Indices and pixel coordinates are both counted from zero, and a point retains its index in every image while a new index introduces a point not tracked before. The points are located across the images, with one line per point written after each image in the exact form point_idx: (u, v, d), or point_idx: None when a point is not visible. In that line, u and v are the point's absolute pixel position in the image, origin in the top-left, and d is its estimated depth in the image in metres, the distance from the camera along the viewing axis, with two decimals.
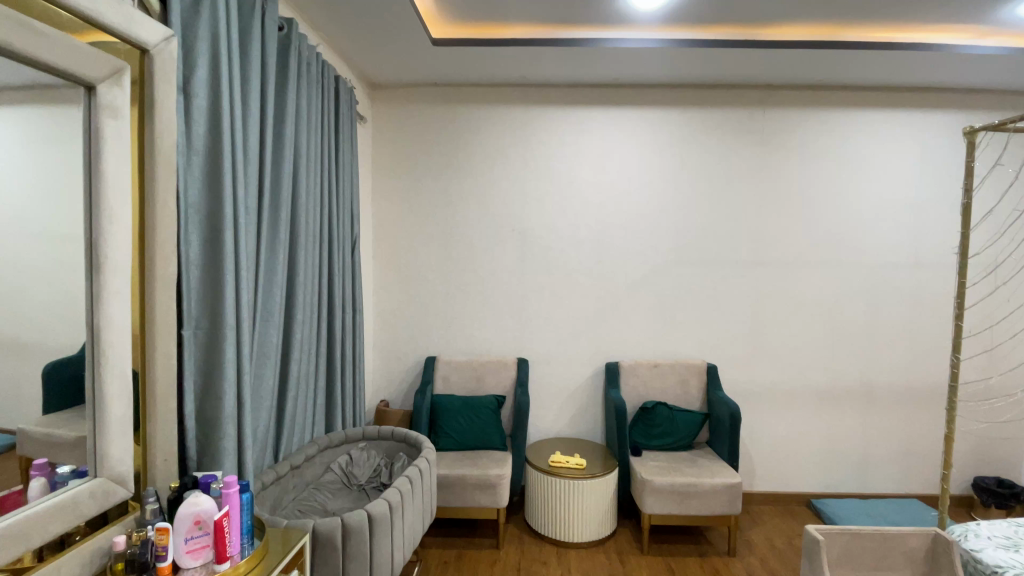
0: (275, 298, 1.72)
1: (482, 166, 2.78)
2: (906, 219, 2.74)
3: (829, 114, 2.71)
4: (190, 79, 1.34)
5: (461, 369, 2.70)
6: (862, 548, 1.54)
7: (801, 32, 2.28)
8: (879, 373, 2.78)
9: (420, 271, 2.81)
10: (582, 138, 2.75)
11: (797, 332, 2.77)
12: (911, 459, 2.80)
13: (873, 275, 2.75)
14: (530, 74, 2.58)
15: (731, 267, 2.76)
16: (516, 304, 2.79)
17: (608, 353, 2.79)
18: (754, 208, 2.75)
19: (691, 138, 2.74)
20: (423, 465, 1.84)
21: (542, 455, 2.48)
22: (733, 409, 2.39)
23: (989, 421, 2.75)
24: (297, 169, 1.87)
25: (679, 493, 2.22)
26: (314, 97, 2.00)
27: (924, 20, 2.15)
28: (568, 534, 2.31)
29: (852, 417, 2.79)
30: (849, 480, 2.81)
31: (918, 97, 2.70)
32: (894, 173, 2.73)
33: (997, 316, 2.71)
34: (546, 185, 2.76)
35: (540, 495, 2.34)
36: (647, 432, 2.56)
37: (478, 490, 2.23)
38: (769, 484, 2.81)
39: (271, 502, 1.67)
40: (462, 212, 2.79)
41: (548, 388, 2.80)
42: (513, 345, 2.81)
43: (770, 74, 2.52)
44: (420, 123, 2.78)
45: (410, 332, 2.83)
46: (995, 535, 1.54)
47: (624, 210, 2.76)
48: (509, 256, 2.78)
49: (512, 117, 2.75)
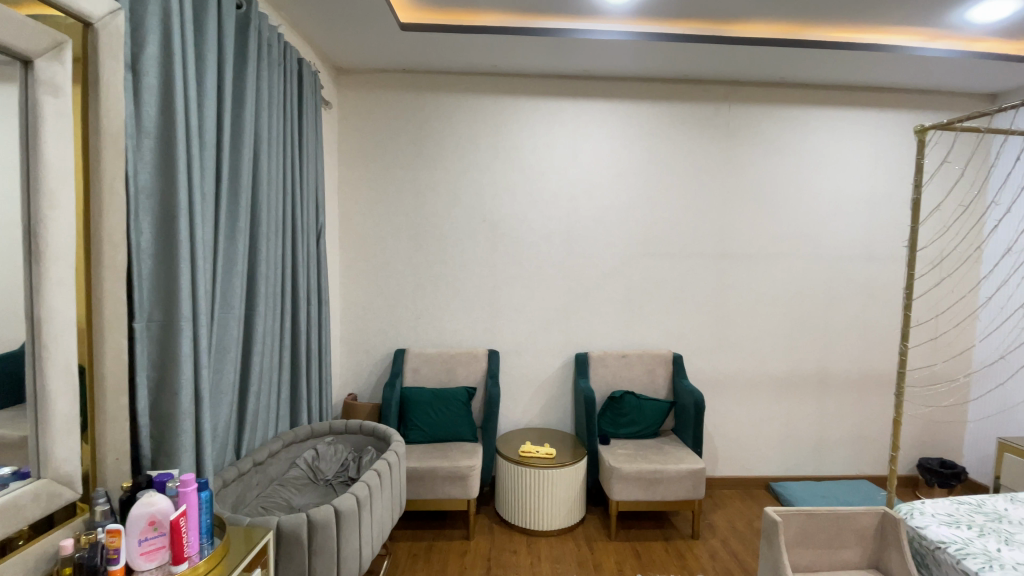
0: (235, 288, 1.65)
1: (452, 155, 2.74)
2: (862, 213, 2.86)
3: (790, 111, 2.79)
4: (139, 56, 1.26)
5: (431, 361, 2.67)
6: (817, 527, 1.61)
7: (765, 29, 2.33)
8: (834, 361, 2.90)
9: (389, 263, 2.76)
10: (554, 129, 2.74)
11: (760, 323, 2.86)
12: (862, 442, 2.95)
13: (831, 267, 2.86)
14: (501, 63, 2.55)
15: (698, 260, 2.82)
16: (487, 295, 2.78)
17: (578, 345, 2.82)
18: (719, 201, 2.81)
19: (659, 131, 2.77)
20: (392, 458, 1.82)
21: (512, 445, 2.49)
22: (697, 397, 2.47)
23: (934, 405, 2.91)
24: (258, 155, 1.79)
25: (646, 479, 2.27)
26: (276, 80, 1.92)
27: (880, 22, 2.23)
28: (538, 523, 2.33)
29: (808, 403, 2.91)
30: (805, 463, 2.94)
31: (873, 97, 2.81)
32: (852, 169, 2.83)
33: (942, 306, 2.87)
34: (517, 175, 2.75)
35: (511, 485, 2.36)
36: (615, 421, 2.61)
37: (448, 481, 2.22)
38: (731, 469, 2.91)
39: (232, 500, 1.62)
40: (432, 202, 2.74)
41: (519, 379, 2.81)
42: (484, 337, 2.80)
43: (735, 69, 2.57)
44: (388, 110, 2.72)
45: (379, 324, 2.78)
46: (938, 513, 1.62)
47: (594, 201, 2.77)
48: (480, 246, 2.76)
49: (483, 106, 2.72)
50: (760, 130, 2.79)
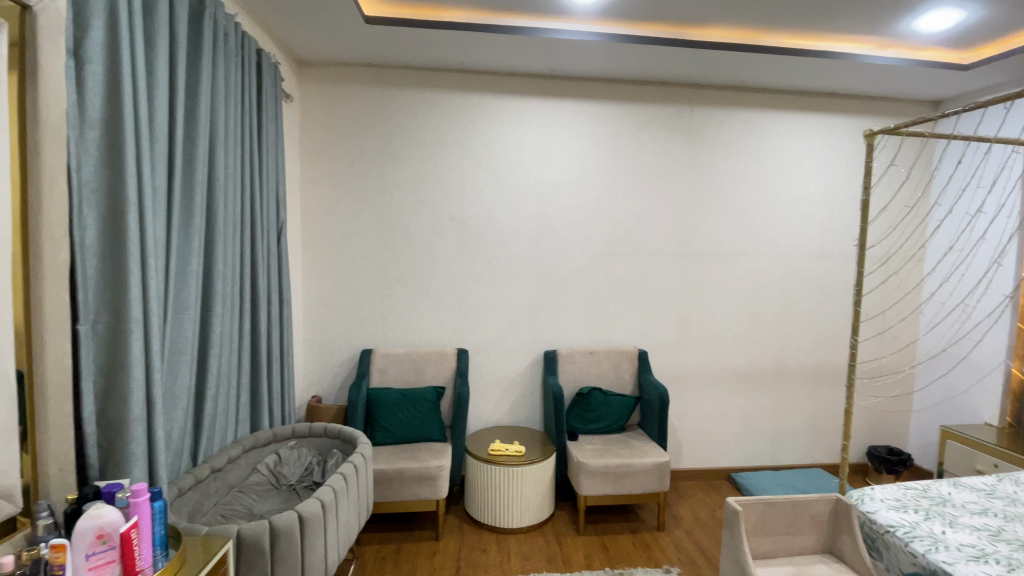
0: (190, 288, 1.58)
1: (419, 152, 2.69)
2: (816, 213, 2.98)
3: (749, 114, 2.88)
4: (82, 42, 1.19)
5: (398, 361, 2.63)
6: (776, 515, 1.67)
7: (725, 34, 2.39)
8: (791, 356, 3.03)
9: (355, 261, 2.70)
10: (522, 128, 2.74)
11: (721, 319, 2.95)
12: (817, 432, 3.09)
13: (787, 265, 2.98)
14: (468, 60, 2.53)
15: (662, 258, 2.88)
16: (455, 294, 2.75)
17: (547, 342, 2.83)
18: (683, 200, 2.88)
19: (625, 131, 2.81)
20: (358, 460, 1.78)
21: (482, 444, 2.49)
22: (662, 392, 2.52)
23: (882, 396, 3.08)
24: (213, 149, 1.71)
25: (613, 473, 2.31)
26: (232, 70, 1.84)
27: (832, 31, 2.33)
28: (508, 520, 2.34)
29: (767, 396, 3.03)
30: (764, 454, 3.05)
31: (826, 101, 2.93)
32: (806, 171, 2.95)
33: (889, 302, 3.03)
34: (485, 173, 2.73)
35: (480, 484, 2.35)
36: (583, 417, 2.63)
37: (417, 482, 2.20)
38: (695, 461, 3.00)
39: (189, 509, 1.55)
40: (398, 199, 2.70)
41: (488, 377, 2.80)
42: (453, 335, 2.77)
43: (698, 72, 2.63)
44: (352, 105, 2.65)
45: (344, 324, 2.72)
46: (887, 498, 1.69)
47: (562, 200, 2.79)
48: (448, 244, 2.73)
49: (450, 103, 2.69)
50: (721, 132, 2.87)
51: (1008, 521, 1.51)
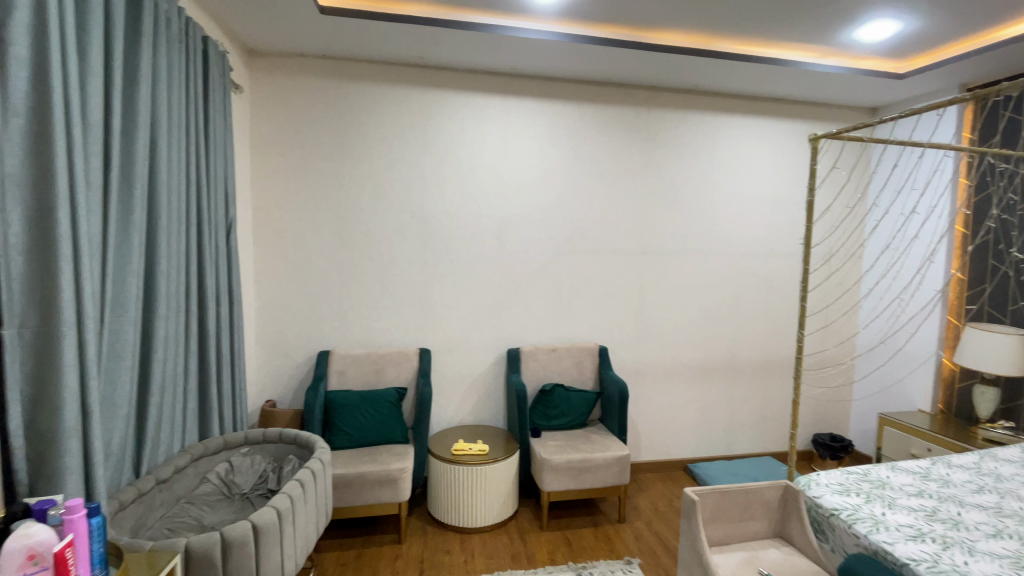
0: (129, 289, 1.48)
1: (377, 148, 2.63)
2: (765, 213, 3.12)
3: (703, 117, 2.98)
4: (3, 22, 1.08)
5: (358, 362, 2.56)
6: (729, 503, 1.74)
7: (681, 39, 2.46)
8: (742, 349, 3.16)
9: (311, 260, 2.61)
10: (483, 126, 2.72)
11: (678, 315, 3.04)
12: (766, 422, 3.24)
13: (739, 263, 3.10)
14: (428, 55, 2.49)
15: (621, 256, 2.94)
16: (416, 292, 2.71)
17: (509, 340, 2.83)
18: (641, 200, 2.94)
19: (584, 131, 2.84)
20: (316, 466, 1.72)
21: (444, 444, 2.46)
22: (622, 387, 2.58)
23: (825, 386, 3.26)
24: (155, 141, 1.61)
25: (576, 468, 2.34)
26: (175, 58, 1.74)
27: (780, 39, 2.44)
28: (472, 520, 2.32)
29: (721, 388, 3.14)
30: (718, 444, 3.17)
31: (774, 106, 3.07)
32: (756, 172, 3.08)
33: (832, 297, 3.21)
34: (446, 170, 2.70)
35: (443, 484, 2.33)
36: (545, 414, 2.65)
37: (378, 486, 2.15)
38: (653, 453, 3.08)
39: (131, 524, 1.46)
40: (356, 197, 2.63)
41: (450, 377, 2.77)
42: (414, 335, 2.73)
43: (655, 75, 2.70)
44: (307, 98, 2.56)
45: (300, 325, 2.63)
46: (831, 483, 1.77)
47: (523, 199, 2.79)
48: (408, 242, 2.69)
49: (409, 99, 2.64)
50: (677, 134, 2.96)
51: (941, 501, 1.60)
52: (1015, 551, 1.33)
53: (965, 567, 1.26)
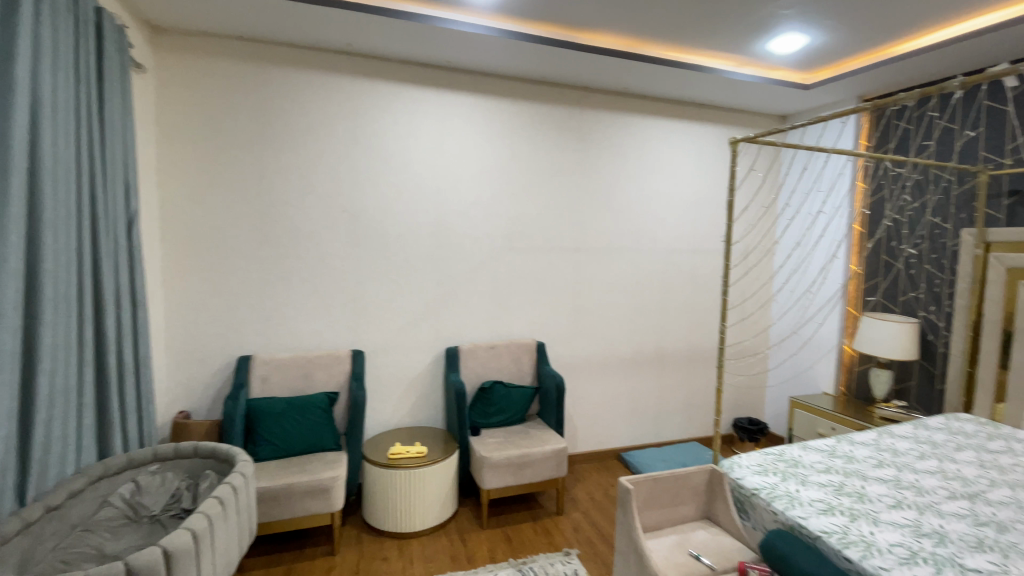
0: (6, 291, 1.28)
1: (303, 139, 2.48)
2: (690, 212, 3.29)
3: (633, 118, 3.08)
4: None
5: (284, 366, 2.40)
6: (661, 489, 1.81)
7: (612, 41, 2.52)
8: (671, 342, 3.31)
9: (229, 258, 2.41)
10: (417, 119, 2.64)
11: (611, 309, 3.13)
12: (693, 409, 3.42)
13: (666, 259, 3.25)
14: (357, 43, 2.38)
15: (557, 253, 2.97)
16: (347, 291, 2.59)
17: (446, 339, 2.78)
18: (576, 198, 2.99)
19: (520, 129, 2.84)
20: (238, 481, 1.60)
21: (380, 448, 2.37)
22: (559, 381, 2.62)
23: (744, 374, 3.50)
24: (35, 123, 1.40)
25: (515, 465, 2.34)
26: (61, 29, 1.52)
27: (703, 47, 2.56)
28: (409, 524, 2.26)
29: (651, 379, 3.28)
30: (649, 433, 3.31)
31: (697, 111, 3.24)
32: (682, 173, 3.24)
33: (750, 291, 3.45)
34: (378, 164, 2.59)
35: (379, 490, 2.24)
36: (484, 412, 2.63)
37: (309, 496, 2.03)
38: (589, 444, 3.15)
39: (15, 559, 1.27)
40: (280, 190, 2.46)
41: (385, 378, 2.67)
42: (346, 336, 2.60)
43: (587, 75, 2.75)
44: (223, 82, 2.35)
45: (218, 329, 2.42)
46: (751, 464, 1.88)
47: (460, 194, 2.75)
48: (338, 238, 2.56)
49: (337, 88, 2.51)
50: (609, 134, 3.04)
51: (847, 476, 1.76)
52: (912, 518, 1.47)
53: (871, 536, 1.38)
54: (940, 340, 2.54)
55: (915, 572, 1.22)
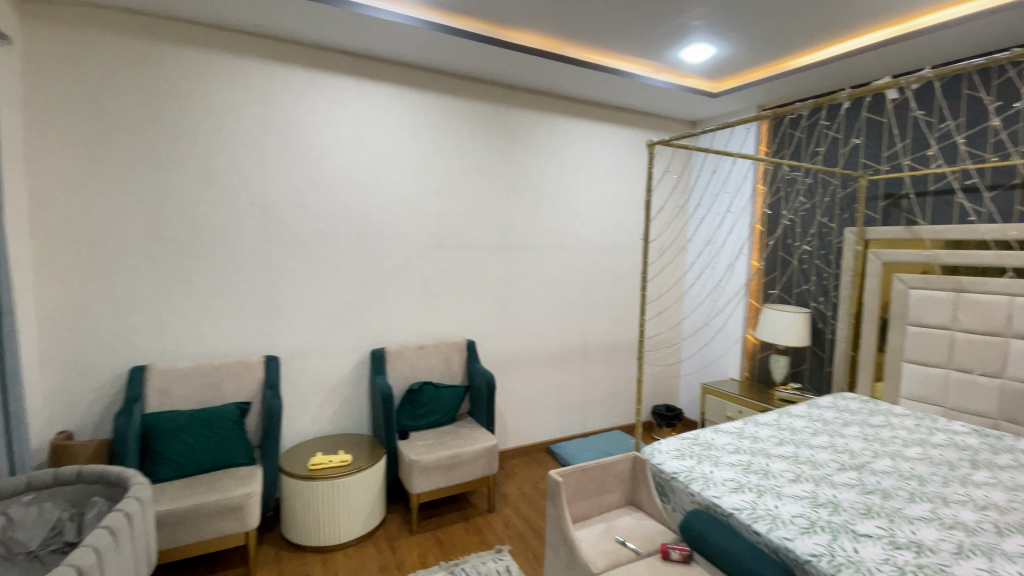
0: None
1: (207, 126, 2.26)
2: (612, 210, 3.42)
3: (557, 118, 3.14)
4: None
5: (187, 376, 2.18)
6: (588, 479, 1.86)
7: (535, 40, 2.54)
8: (596, 336, 3.43)
9: (118, 257, 2.15)
10: (337, 109, 2.51)
11: (539, 305, 3.18)
12: (616, 399, 3.57)
13: (591, 256, 3.35)
14: (267, 24, 2.21)
15: (485, 250, 2.96)
16: (260, 292, 2.40)
17: (371, 340, 2.67)
18: (503, 195, 2.99)
19: (445, 124, 2.79)
20: (132, 507, 1.42)
21: (300, 459, 2.23)
22: (489, 378, 2.61)
23: (662, 364, 3.71)
24: None
25: (445, 466, 2.30)
26: None
27: (622, 52, 2.66)
28: (334, 536, 2.14)
29: (577, 372, 3.37)
30: (576, 424, 3.40)
31: (617, 114, 3.37)
32: (603, 173, 3.35)
33: (666, 287, 3.66)
34: (294, 156, 2.43)
35: (299, 503, 2.10)
36: (413, 414, 2.56)
37: (219, 517, 1.86)
38: (519, 440, 3.18)
39: None
40: (180, 181, 2.23)
41: (304, 384, 2.51)
42: (259, 341, 2.42)
43: (512, 73, 2.76)
44: (108, 58, 2.08)
45: (105, 337, 2.14)
46: (670, 449, 1.98)
47: (384, 189, 2.65)
48: (249, 235, 2.36)
49: (246, 73, 2.31)
50: (535, 133, 3.07)
51: (754, 455, 1.91)
52: (810, 490, 1.63)
53: (776, 510, 1.50)
54: (829, 327, 2.83)
55: (814, 540, 1.35)
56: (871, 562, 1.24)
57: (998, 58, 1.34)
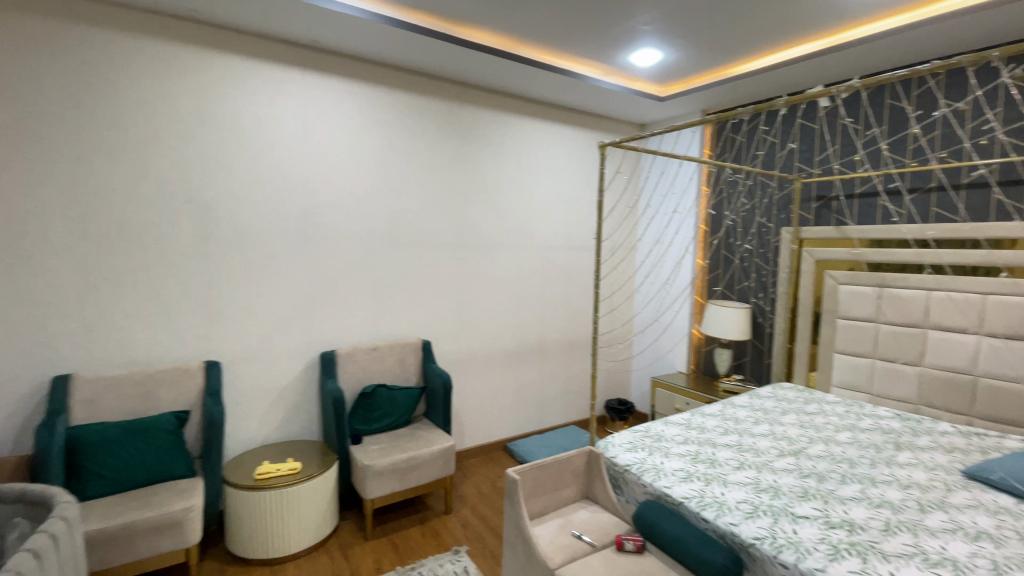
0: None
1: (137, 116, 2.10)
2: (565, 209, 3.46)
3: (510, 117, 3.15)
4: None
5: (118, 385, 2.03)
6: (545, 476, 1.87)
7: (487, 38, 2.53)
8: (551, 334, 3.46)
9: (35, 258, 1.96)
10: (281, 102, 2.40)
11: (495, 304, 3.17)
12: (571, 396, 3.62)
13: (545, 254, 3.39)
14: (203, 9, 2.08)
15: (440, 248, 2.92)
16: (199, 294, 2.26)
17: (321, 342, 2.58)
18: (457, 193, 2.97)
19: (397, 120, 2.73)
20: (58, 527, 1.30)
21: (245, 469, 2.12)
22: (445, 378, 2.58)
23: (614, 360, 3.81)
24: None
25: (401, 470, 2.25)
26: None
27: (573, 54, 2.70)
28: (283, 547, 2.06)
29: (533, 370, 3.40)
30: (533, 421, 3.43)
31: (569, 114, 3.42)
32: (557, 172, 3.39)
33: (617, 284, 3.76)
34: (235, 149, 2.30)
35: (245, 515, 2.00)
36: (366, 418, 2.49)
37: (156, 534, 1.75)
38: (476, 439, 3.16)
39: None
40: (107, 175, 2.06)
41: (249, 390, 2.39)
42: (199, 345, 2.28)
43: (465, 70, 2.74)
44: (20, 39, 1.89)
45: (20, 345, 1.95)
46: (623, 442, 2.03)
47: (333, 186, 2.56)
48: (186, 233, 2.22)
49: (181, 60, 2.17)
50: (488, 131, 3.06)
51: (700, 445, 1.99)
52: (752, 476, 1.71)
53: (722, 496, 1.57)
54: (767, 322, 3.00)
55: (757, 523, 1.42)
56: (809, 542, 1.32)
57: (917, 71, 1.45)
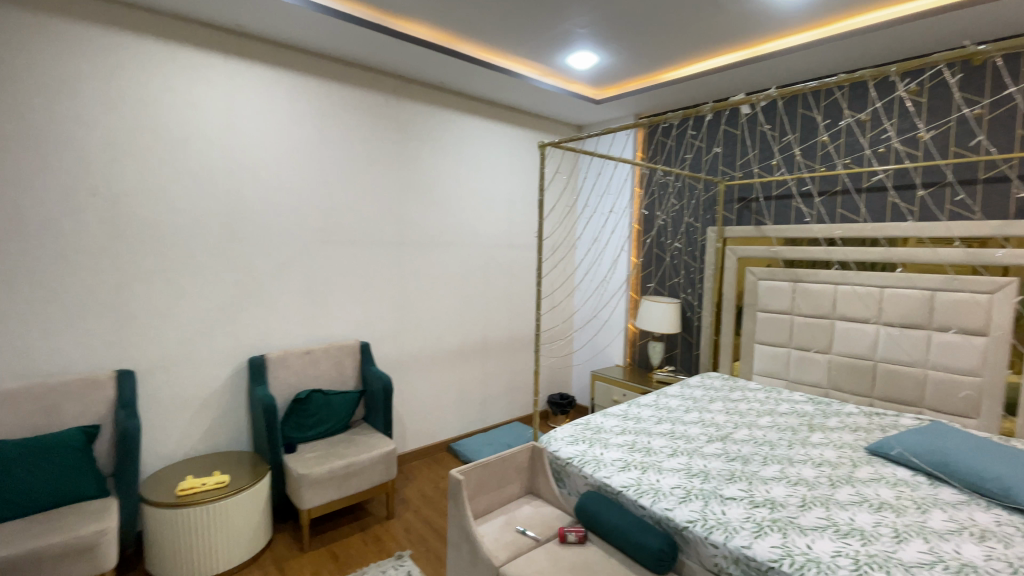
0: None
1: (28, 98, 1.87)
2: (506, 207, 3.47)
3: (450, 113, 3.11)
4: None
5: (10, 401, 1.80)
6: (489, 474, 1.87)
7: (424, 32, 2.49)
8: (493, 332, 3.47)
9: None
10: (200, 89, 2.23)
11: (436, 302, 3.13)
12: (514, 393, 3.65)
13: (487, 252, 3.38)
14: None
15: (378, 246, 2.84)
16: (108, 297, 2.06)
17: (250, 347, 2.43)
18: (396, 190, 2.90)
19: (330, 112, 2.62)
20: None
21: (166, 485, 1.96)
22: (386, 381, 2.52)
23: (555, 356, 3.88)
24: None
25: (340, 476, 2.18)
26: None
27: (511, 53, 2.70)
28: (211, 566, 1.92)
29: (476, 368, 3.39)
30: (476, 420, 3.42)
31: (509, 113, 3.43)
32: (497, 171, 3.40)
33: (557, 282, 3.83)
34: (147, 139, 2.11)
35: (166, 535, 1.85)
36: (301, 425, 2.38)
37: (62, 562, 1.58)
38: (418, 441, 3.11)
39: None
40: None
41: (168, 400, 2.21)
42: (109, 353, 2.08)
43: (402, 64, 2.68)
44: None
45: None
46: (564, 436, 2.07)
47: (260, 180, 2.42)
48: (91, 230, 2.01)
49: (82, 38, 1.96)
50: (427, 127, 3.01)
51: (637, 434, 2.07)
52: (685, 462, 1.80)
53: (658, 483, 1.64)
54: (695, 316, 3.17)
55: (689, 507, 1.50)
56: (736, 521, 1.41)
57: (826, 83, 1.58)
